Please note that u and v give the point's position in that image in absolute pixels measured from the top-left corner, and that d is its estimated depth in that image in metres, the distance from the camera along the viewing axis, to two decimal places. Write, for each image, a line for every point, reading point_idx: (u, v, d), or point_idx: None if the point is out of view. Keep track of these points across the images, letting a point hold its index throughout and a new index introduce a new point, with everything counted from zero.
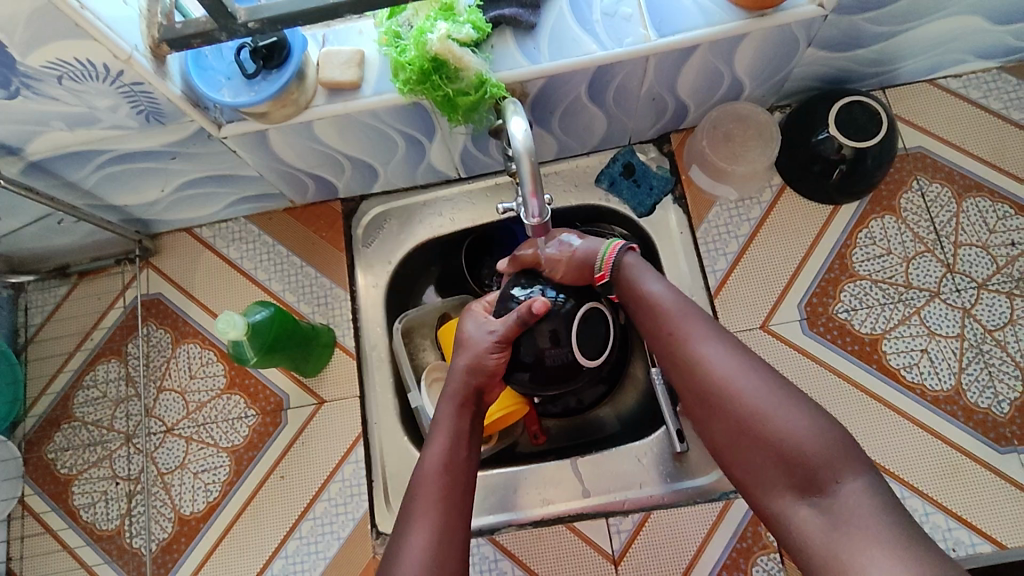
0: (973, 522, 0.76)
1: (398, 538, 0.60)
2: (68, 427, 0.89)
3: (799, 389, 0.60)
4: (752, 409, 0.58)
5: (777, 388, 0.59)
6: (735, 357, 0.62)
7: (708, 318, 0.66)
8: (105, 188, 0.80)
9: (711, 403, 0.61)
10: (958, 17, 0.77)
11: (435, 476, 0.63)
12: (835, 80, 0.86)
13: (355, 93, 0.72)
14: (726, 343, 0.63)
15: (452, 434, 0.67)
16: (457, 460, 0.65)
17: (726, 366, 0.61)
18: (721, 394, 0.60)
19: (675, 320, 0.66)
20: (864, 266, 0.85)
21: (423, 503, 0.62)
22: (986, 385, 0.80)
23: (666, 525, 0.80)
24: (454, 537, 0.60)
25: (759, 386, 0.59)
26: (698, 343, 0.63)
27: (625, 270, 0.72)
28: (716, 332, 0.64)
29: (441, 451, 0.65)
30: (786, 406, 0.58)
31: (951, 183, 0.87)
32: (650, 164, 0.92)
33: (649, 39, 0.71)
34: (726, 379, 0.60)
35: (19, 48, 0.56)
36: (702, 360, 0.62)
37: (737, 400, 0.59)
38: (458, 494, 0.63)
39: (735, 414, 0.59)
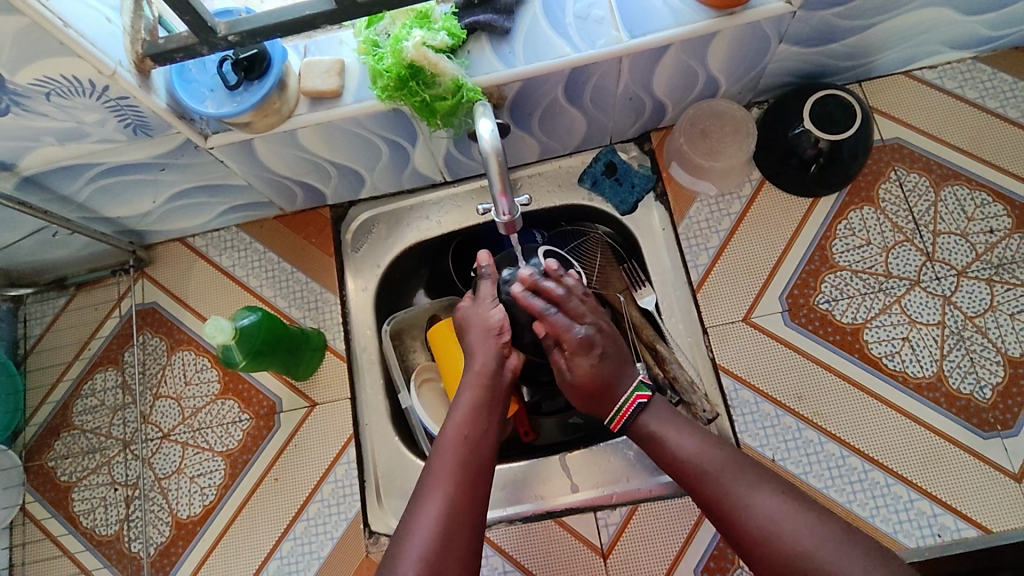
0: (957, 507, 0.77)
1: (416, 501, 0.63)
2: (68, 435, 0.91)
3: (844, 525, 0.58)
4: (802, 553, 0.57)
5: (827, 528, 0.58)
6: (777, 497, 0.60)
7: (741, 457, 0.65)
8: (98, 201, 0.82)
9: (758, 549, 0.59)
10: (929, 9, 0.78)
11: (456, 445, 0.66)
12: (811, 75, 0.87)
13: (336, 101, 0.74)
14: (767, 484, 0.62)
15: (476, 405, 0.70)
16: (477, 433, 0.68)
17: (772, 509, 0.59)
18: (766, 540, 0.58)
19: (709, 463, 0.64)
20: (844, 257, 0.86)
21: (441, 472, 0.64)
22: (968, 371, 0.81)
23: (654, 518, 0.81)
24: (467, 505, 0.62)
25: (806, 527, 0.58)
26: (741, 487, 0.62)
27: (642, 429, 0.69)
28: (752, 473, 0.63)
29: (464, 421, 0.68)
30: (838, 548, 0.56)
31: (929, 173, 0.88)
32: (631, 163, 0.93)
33: (622, 40, 0.72)
34: (774, 525, 0.58)
35: (7, 67, 0.58)
36: (745, 506, 0.60)
37: (783, 546, 0.58)
38: (476, 465, 0.65)
39: (786, 558, 0.57)
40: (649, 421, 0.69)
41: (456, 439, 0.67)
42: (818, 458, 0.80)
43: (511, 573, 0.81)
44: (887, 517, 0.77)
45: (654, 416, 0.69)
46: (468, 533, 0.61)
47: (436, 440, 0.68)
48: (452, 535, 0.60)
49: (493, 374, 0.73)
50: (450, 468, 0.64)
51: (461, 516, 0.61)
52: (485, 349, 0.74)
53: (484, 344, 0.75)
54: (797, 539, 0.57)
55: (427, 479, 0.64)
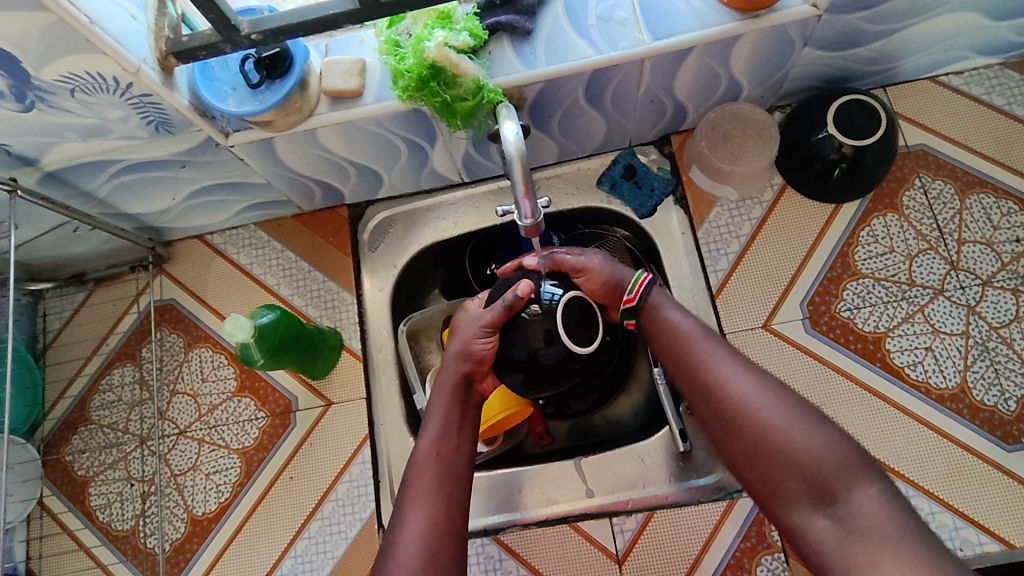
0: (980, 521, 0.75)
1: (396, 519, 0.62)
2: (85, 430, 0.91)
3: (811, 404, 0.60)
4: (766, 423, 0.58)
5: (795, 403, 0.60)
6: (754, 377, 0.62)
7: (726, 343, 0.66)
8: (119, 198, 0.83)
9: (728, 421, 0.61)
10: (957, 14, 0.77)
11: (430, 460, 0.65)
12: (834, 79, 0.86)
13: (357, 100, 0.74)
14: (747, 365, 0.63)
15: (446, 418, 0.69)
16: (449, 449, 0.67)
17: (746, 386, 0.61)
18: (735, 411, 0.60)
19: (696, 344, 0.66)
20: (866, 264, 0.85)
21: (419, 489, 0.64)
22: (992, 383, 0.80)
23: (670, 525, 0.80)
24: (449, 519, 0.62)
25: (774, 401, 0.59)
26: (719, 365, 0.64)
27: (648, 306, 0.72)
28: (736, 358, 0.64)
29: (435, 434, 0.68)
30: (807, 423, 0.57)
31: (954, 180, 0.86)
32: (651, 166, 0.92)
33: (644, 43, 0.72)
34: (745, 399, 0.60)
35: (33, 63, 0.58)
36: (720, 379, 0.62)
37: (753, 416, 0.59)
38: (452, 480, 0.65)
39: (752, 428, 0.59)
40: (653, 305, 0.72)
41: (430, 454, 0.66)
42: None
43: None
44: None
45: (655, 301, 0.72)
46: (453, 543, 0.61)
47: (410, 455, 0.67)
48: (437, 550, 0.60)
49: (460, 394, 0.72)
50: (427, 484, 0.64)
51: (443, 530, 0.61)
52: (452, 368, 0.73)
53: (453, 363, 0.73)
54: (767, 414, 0.59)
55: (405, 500, 0.63)
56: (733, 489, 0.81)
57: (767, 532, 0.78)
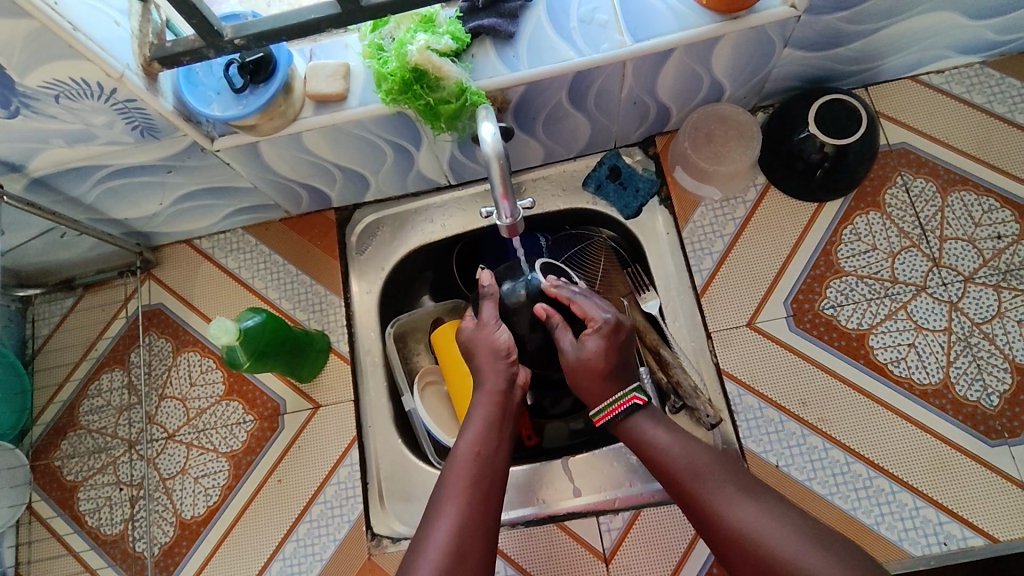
0: (964, 516, 0.76)
1: (429, 515, 0.63)
2: (74, 435, 0.91)
3: (822, 530, 0.59)
4: (783, 559, 0.57)
5: (804, 533, 0.59)
6: (759, 508, 0.61)
7: (728, 465, 0.65)
8: (106, 203, 0.83)
9: (744, 560, 0.59)
10: (936, 13, 0.77)
11: (467, 460, 0.66)
12: (816, 79, 0.87)
13: (341, 104, 0.75)
14: (753, 494, 0.62)
15: (487, 420, 0.70)
16: (487, 451, 0.68)
17: (755, 517, 0.60)
18: (752, 549, 0.59)
19: (695, 469, 0.65)
20: (849, 262, 0.85)
21: (455, 487, 0.64)
22: (975, 378, 0.80)
23: (657, 522, 0.80)
24: (479, 517, 0.63)
25: (784, 532, 0.59)
26: (719, 497, 0.62)
27: (630, 430, 0.70)
28: (739, 483, 0.63)
29: (475, 434, 0.68)
30: (819, 551, 0.57)
31: (936, 178, 0.87)
32: (636, 167, 0.93)
33: (626, 45, 0.73)
34: (755, 531, 0.59)
35: (17, 69, 0.59)
36: (727, 516, 0.61)
37: (769, 554, 0.58)
38: (488, 484, 0.66)
39: (771, 565, 0.57)
40: (636, 426, 0.70)
41: (467, 454, 0.67)
42: (823, 464, 0.79)
43: None
44: (892, 524, 0.76)
45: (639, 422, 0.70)
46: (478, 541, 0.62)
47: (450, 454, 0.68)
48: (464, 547, 0.61)
49: (503, 398, 0.72)
50: (461, 483, 0.65)
51: (474, 528, 0.62)
52: (494, 369, 0.74)
53: (492, 365, 0.74)
54: (778, 544, 0.58)
55: (439, 497, 0.64)
56: None
57: None
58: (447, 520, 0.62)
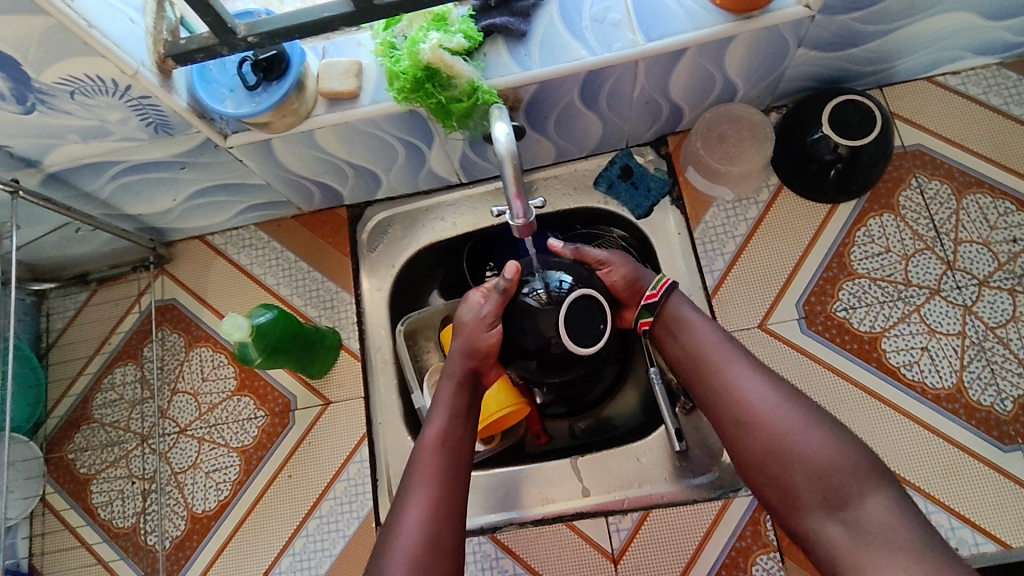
0: (976, 521, 0.75)
1: (399, 504, 0.64)
2: (88, 428, 0.92)
3: (829, 419, 0.62)
4: (782, 433, 0.61)
5: (810, 417, 0.62)
6: (769, 388, 0.64)
7: (742, 351, 0.68)
8: (121, 199, 0.84)
9: (742, 427, 0.63)
10: (953, 14, 0.76)
11: (434, 446, 0.67)
12: (831, 79, 0.86)
13: (353, 102, 0.75)
14: (761, 373, 0.66)
15: (452, 407, 0.71)
16: (452, 438, 0.69)
17: (761, 392, 0.64)
18: (753, 419, 0.62)
19: (709, 348, 0.68)
20: (863, 264, 0.85)
21: (422, 477, 0.65)
22: (989, 383, 0.79)
23: (666, 524, 0.80)
24: (449, 502, 0.64)
25: (792, 415, 0.62)
26: (733, 370, 0.66)
27: (667, 304, 0.73)
28: (750, 364, 0.66)
29: (442, 420, 0.70)
30: (820, 434, 0.60)
31: (951, 180, 0.86)
32: (648, 166, 0.92)
33: (638, 44, 0.72)
34: (763, 407, 0.63)
35: (34, 66, 0.59)
36: (737, 387, 0.65)
37: (770, 426, 0.62)
38: (455, 472, 0.66)
39: (768, 439, 0.61)
40: (672, 305, 0.73)
41: (435, 440, 0.68)
42: None
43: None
44: None
45: (677, 303, 0.74)
46: (449, 527, 0.63)
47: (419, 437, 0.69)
48: (435, 534, 0.62)
49: (467, 387, 0.73)
50: (429, 472, 0.65)
51: (444, 514, 0.63)
52: (460, 362, 0.73)
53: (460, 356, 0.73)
54: (781, 422, 0.61)
55: (407, 487, 0.65)
56: (728, 488, 0.81)
57: (763, 531, 0.78)
58: (417, 510, 0.63)
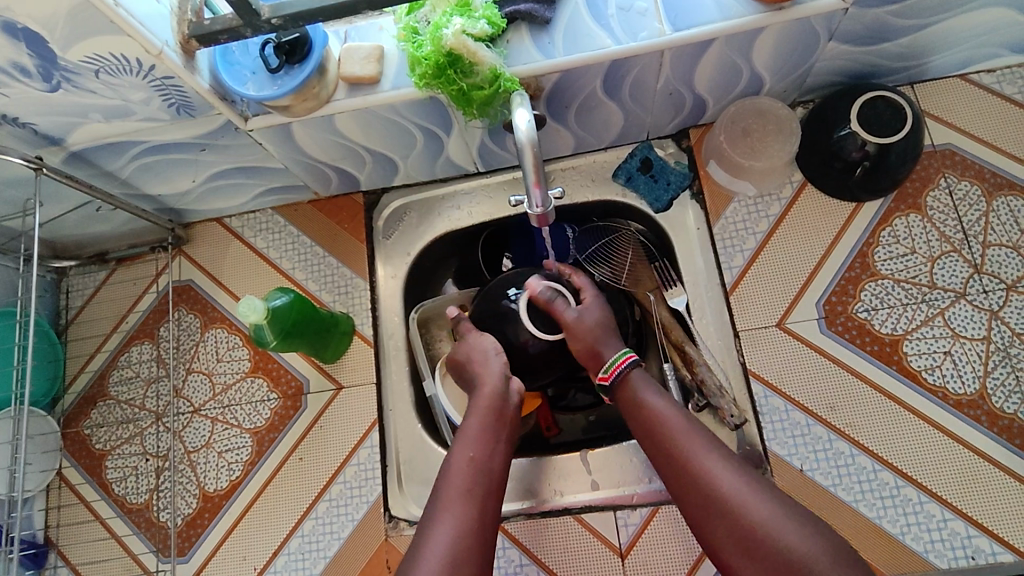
0: (994, 530, 0.74)
1: (426, 522, 0.62)
2: (104, 405, 0.93)
3: (800, 505, 0.59)
4: (755, 524, 0.57)
5: (783, 504, 0.59)
6: (738, 472, 0.61)
7: (706, 431, 0.65)
8: (141, 178, 0.84)
9: (714, 517, 0.59)
10: (990, 9, 0.74)
11: (467, 462, 0.66)
12: (860, 75, 0.84)
13: (374, 87, 0.74)
14: (727, 456, 0.62)
15: (484, 428, 0.69)
16: (485, 459, 0.67)
17: (733, 480, 0.60)
18: (727, 509, 0.59)
19: (671, 429, 0.65)
20: (886, 265, 0.83)
21: (451, 498, 0.63)
22: (1013, 390, 0.78)
23: (676, 520, 0.79)
24: (480, 522, 0.62)
25: (768, 504, 0.58)
26: (701, 455, 0.62)
27: (630, 383, 0.70)
28: (715, 446, 0.63)
29: (471, 446, 0.67)
30: (794, 526, 0.57)
31: (981, 181, 0.84)
32: (668, 160, 0.91)
33: (664, 34, 0.71)
34: (733, 496, 0.59)
35: (59, 44, 0.60)
36: (708, 473, 0.61)
37: (745, 518, 0.58)
38: (486, 492, 0.65)
39: (743, 529, 0.57)
40: (634, 387, 0.69)
41: (467, 458, 0.66)
42: (849, 471, 0.78)
43: (528, 566, 0.81)
44: (919, 535, 0.75)
45: (637, 381, 0.70)
46: (480, 544, 0.61)
47: (444, 465, 0.67)
48: (467, 548, 0.60)
49: (499, 407, 0.71)
50: (461, 488, 0.64)
51: (475, 530, 0.61)
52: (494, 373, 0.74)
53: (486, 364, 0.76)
54: (754, 510, 0.58)
55: (436, 507, 0.63)
56: None
57: None
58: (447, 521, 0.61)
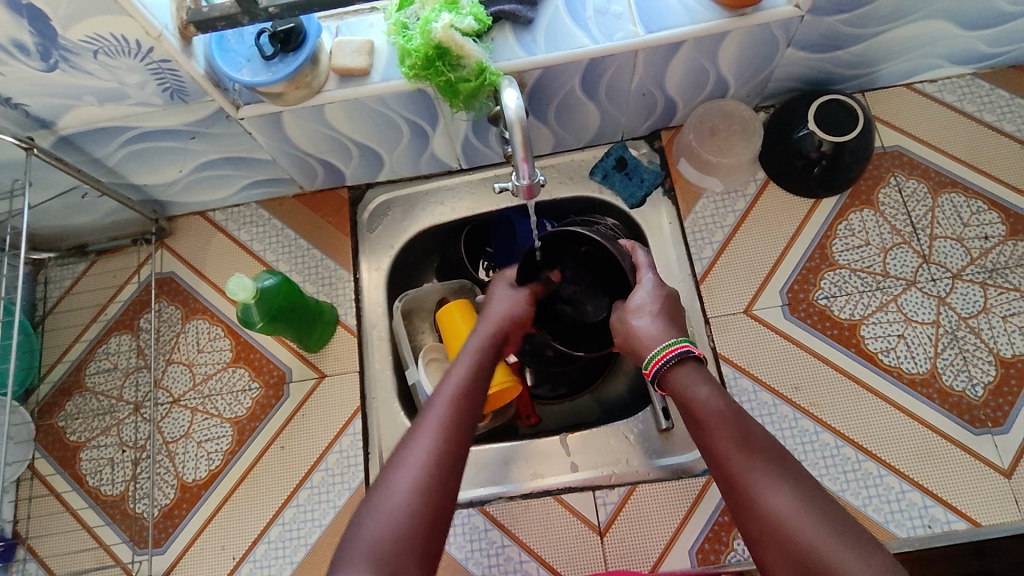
0: (948, 500, 0.78)
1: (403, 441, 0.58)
2: (80, 396, 0.93)
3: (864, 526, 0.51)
4: (810, 548, 0.50)
5: (838, 526, 0.51)
6: (793, 487, 0.53)
7: (765, 440, 0.57)
8: (128, 167, 0.85)
9: (768, 539, 0.52)
10: (931, 21, 0.82)
11: (455, 392, 0.62)
12: (817, 81, 0.91)
13: (364, 79, 0.78)
14: (782, 472, 0.54)
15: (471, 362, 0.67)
16: (470, 392, 0.63)
17: (785, 501, 0.52)
18: (778, 531, 0.51)
19: (723, 439, 0.58)
20: (844, 255, 0.89)
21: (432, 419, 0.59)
22: (961, 369, 0.83)
23: (651, 499, 0.82)
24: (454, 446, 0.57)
25: (817, 523, 0.51)
26: (754, 471, 0.55)
27: (675, 380, 0.65)
28: (771, 458, 0.55)
29: (460, 375, 0.65)
30: (850, 549, 0.49)
31: (927, 180, 0.91)
32: (642, 159, 0.97)
33: (638, 35, 0.76)
34: (783, 517, 0.52)
35: (61, 22, 0.62)
36: (761, 494, 0.53)
37: (798, 540, 0.50)
38: (467, 418, 0.60)
39: (795, 552, 0.50)
40: (679, 381, 0.64)
41: (455, 388, 0.63)
42: (814, 447, 0.82)
43: (508, 547, 0.83)
44: (879, 506, 0.79)
45: (682, 375, 0.64)
46: (455, 467, 0.56)
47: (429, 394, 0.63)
48: (439, 469, 0.55)
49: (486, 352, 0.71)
50: (443, 412, 0.60)
51: (452, 452, 0.57)
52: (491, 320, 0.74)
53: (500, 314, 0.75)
54: (803, 534, 0.50)
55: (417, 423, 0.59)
56: None
57: None
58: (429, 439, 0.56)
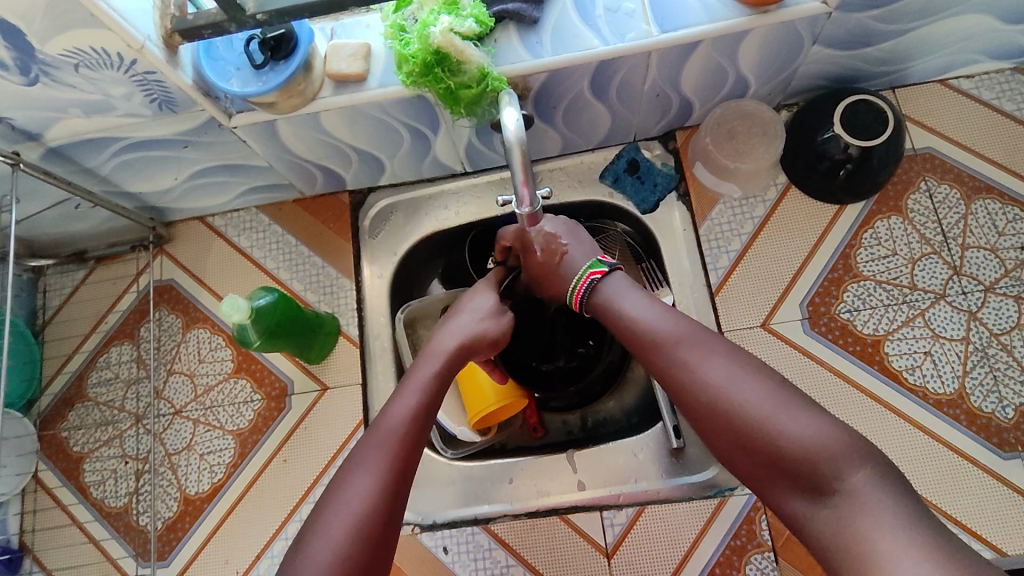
0: (973, 528, 0.75)
1: (344, 473, 0.58)
2: (81, 407, 0.92)
3: (798, 391, 0.57)
4: (750, 415, 0.56)
5: (772, 394, 0.57)
6: (728, 366, 0.59)
7: (702, 332, 0.63)
8: (122, 175, 0.83)
9: (710, 414, 0.58)
10: (970, 16, 0.76)
11: (399, 421, 0.61)
12: (844, 79, 0.85)
13: (361, 85, 0.74)
14: (726, 355, 0.60)
15: (426, 387, 0.65)
16: (421, 416, 0.62)
17: (722, 376, 0.58)
18: (717, 403, 0.58)
19: (665, 336, 0.63)
20: (868, 266, 0.84)
21: (377, 450, 0.59)
22: (990, 389, 0.79)
23: (661, 521, 0.80)
24: (399, 477, 0.58)
25: (759, 393, 0.57)
26: (693, 357, 0.61)
27: (601, 295, 0.71)
28: (707, 344, 0.62)
29: (410, 401, 0.63)
30: (788, 411, 0.55)
31: (960, 185, 0.86)
32: (655, 161, 0.92)
33: (651, 35, 0.71)
34: (721, 388, 0.58)
35: (37, 36, 0.58)
36: (699, 375, 0.59)
37: (738, 411, 0.56)
38: (411, 451, 0.60)
39: (736, 423, 0.56)
40: (608, 292, 0.71)
41: (401, 416, 0.62)
42: None
43: (514, 567, 0.81)
44: None
45: (612, 289, 0.71)
46: (394, 521, 0.56)
47: (377, 418, 0.62)
48: (380, 515, 0.55)
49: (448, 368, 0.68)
50: (389, 441, 0.60)
51: (393, 498, 0.57)
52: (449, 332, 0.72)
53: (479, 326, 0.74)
54: (744, 403, 0.56)
55: (360, 453, 0.59)
56: (725, 487, 0.81)
57: (757, 531, 0.78)
58: (369, 482, 0.56)
